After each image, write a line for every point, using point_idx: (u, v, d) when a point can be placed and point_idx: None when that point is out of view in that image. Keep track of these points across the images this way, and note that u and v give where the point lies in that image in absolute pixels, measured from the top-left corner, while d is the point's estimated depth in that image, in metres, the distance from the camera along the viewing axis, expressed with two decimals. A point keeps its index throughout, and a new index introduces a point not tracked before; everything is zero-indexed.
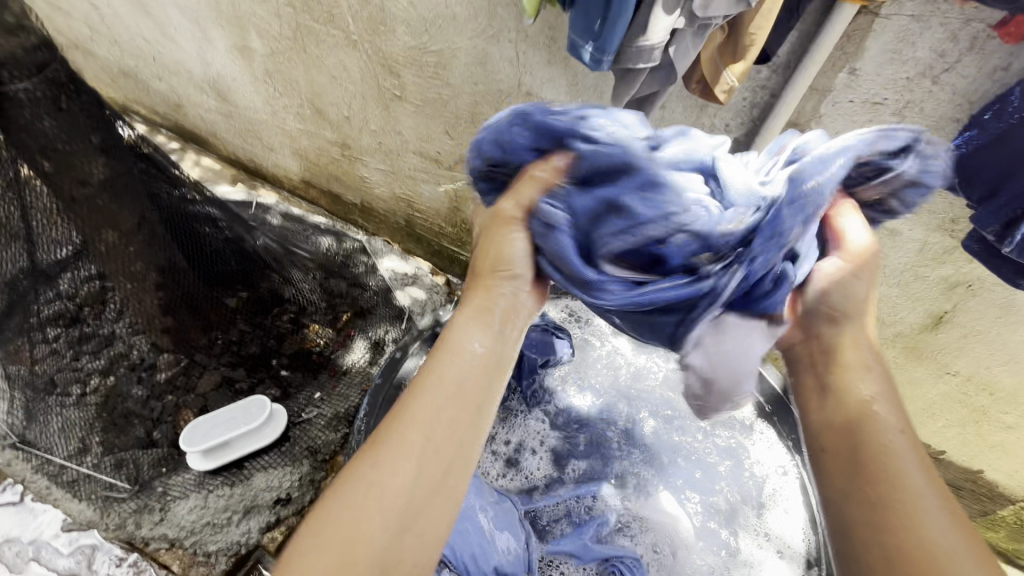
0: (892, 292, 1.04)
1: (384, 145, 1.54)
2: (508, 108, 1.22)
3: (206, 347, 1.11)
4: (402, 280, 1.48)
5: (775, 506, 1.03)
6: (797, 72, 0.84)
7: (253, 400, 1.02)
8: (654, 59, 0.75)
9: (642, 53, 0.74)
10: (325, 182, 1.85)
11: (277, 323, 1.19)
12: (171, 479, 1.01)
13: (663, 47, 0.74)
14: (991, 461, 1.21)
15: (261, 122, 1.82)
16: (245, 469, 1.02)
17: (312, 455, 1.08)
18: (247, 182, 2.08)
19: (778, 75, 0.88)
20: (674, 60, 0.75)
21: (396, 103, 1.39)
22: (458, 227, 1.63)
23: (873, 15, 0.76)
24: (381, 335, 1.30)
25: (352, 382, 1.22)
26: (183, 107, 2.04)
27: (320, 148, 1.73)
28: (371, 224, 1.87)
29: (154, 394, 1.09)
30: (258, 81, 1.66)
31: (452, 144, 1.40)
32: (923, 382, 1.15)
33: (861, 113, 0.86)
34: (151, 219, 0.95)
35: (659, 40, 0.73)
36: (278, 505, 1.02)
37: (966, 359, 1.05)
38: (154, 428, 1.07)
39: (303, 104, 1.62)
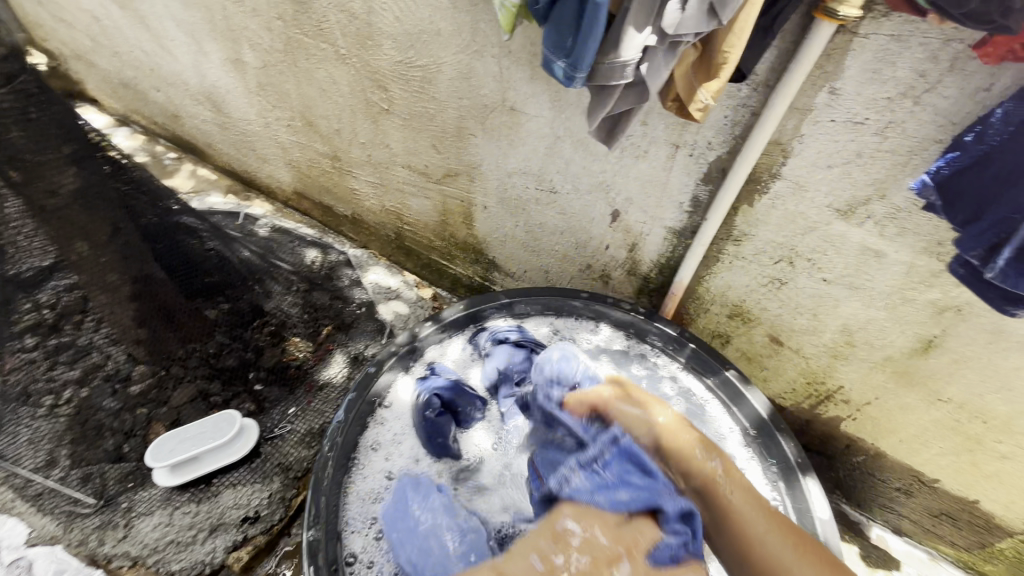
0: (880, 315, 1.01)
1: (373, 158, 1.54)
2: (492, 123, 1.22)
3: (182, 358, 1.12)
4: (385, 293, 1.44)
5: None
6: (777, 89, 0.82)
7: (222, 415, 1.02)
8: (627, 76, 0.74)
9: (616, 70, 0.73)
10: (316, 193, 1.85)
11: (256, 336, 1.19)
12: (137, 495, 0.99)
13: (635, 64, 0.73)
14: (987, 492, 1.16)
15: (255, 134, 1.83)
16: (213, 486, 1.00)
17: (284, 471, 1.05)
18: (240, 192, 2.09)
19: (758, 93, 0.86)
20: (646, 78, 0.74)
21: (384, 117, 1.40)
22: (446, 240, 1.62)
23: (851, 34, 0.75)
24: (361, 349, 1.28)
25: (329, 397, 1.18)
26: (179, 117, 2.06)
27: (312, 159, 1.73)
28: (361, 235, 1.86)
29: (127, 406, 1.07)
30: (252, 93, 1.67)
31: (438, 158, 1.40)
32: (915, 408, 1.12)
33: (843, 133, 0.84)
34: (127, 230, 0.95)
35: (631, 57, 0.72)
36: (246, 523, 0.98)
37: (958, 385, 1.02)
38: (125, 441, 1.04)
39: (294, 117, 1.62)
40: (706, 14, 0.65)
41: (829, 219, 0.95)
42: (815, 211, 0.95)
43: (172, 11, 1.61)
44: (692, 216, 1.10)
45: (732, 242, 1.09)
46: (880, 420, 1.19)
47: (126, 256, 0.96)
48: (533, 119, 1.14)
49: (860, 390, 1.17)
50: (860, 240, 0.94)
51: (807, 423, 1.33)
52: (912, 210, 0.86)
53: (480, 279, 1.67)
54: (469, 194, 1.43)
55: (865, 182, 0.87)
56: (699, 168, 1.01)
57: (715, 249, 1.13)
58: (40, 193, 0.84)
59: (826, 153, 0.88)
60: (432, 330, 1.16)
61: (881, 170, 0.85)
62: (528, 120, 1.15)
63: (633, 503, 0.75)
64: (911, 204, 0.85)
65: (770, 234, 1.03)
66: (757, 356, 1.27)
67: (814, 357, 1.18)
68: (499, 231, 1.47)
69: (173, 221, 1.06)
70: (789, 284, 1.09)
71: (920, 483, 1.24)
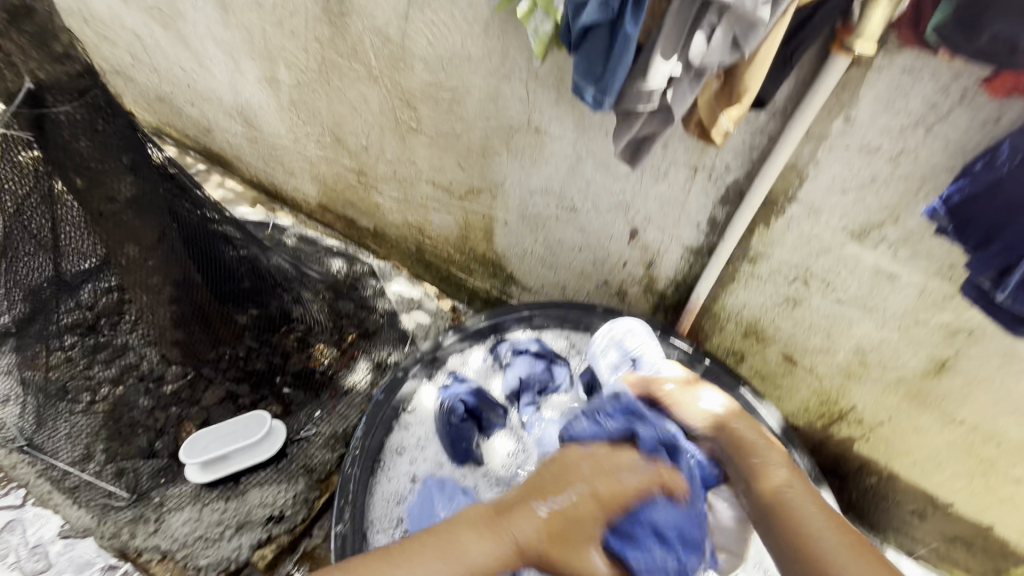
0: (893, 336, 1.04)
1: (399, 174, 1.60)
2: (517, 143, 1.27)
3: (213, 360, 1.16)
4: (407, 303, 1.50)
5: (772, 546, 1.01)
6: (795, 116, 0.86)
7: (253, 415, 1.05)
8: (653, 101, 0.79)
9: (643, 96, 0.78)
10: (340, 206, 1.91)
11: (283, 341, 1.21)
12: (169, 491, 1.02)
13: (662, 91, 0.78)
14: (1001, 517, 1.17)
15: (284, 149, 1.90)
16: (241, 484, 1.03)
17: (308, 473, 1.08)
18: (266, 204, 2.16)
19: (776, 119, 0.91)
20: (672, 103, 0.79)
21: (412, 135, 1.46)
22: (466, 254, 1.67)
23: (865, 67, 0.79)
24: (385, 357, 1.32)
25: (353, 402, 1.21)
26: (211, 131, 2.15)
27: (338, 174, 1.79)
28: (382, 247, 1.92)
29: (159, 405, 1.12)
30: (284, 110, 1.75)
31: (463, 175, 1.45)
32: (928, 429, 1.13)
33: (858, 159, 0.88)
34: (173, 248, 0.99)
35: (659, 85, 0.77)
36: (271, 522, 1.01)
37: (970, 407, 1.04)
38: (157, 438, 1.09)
39: (324, 133, 1.69)
40: (730, 46, 0.71)
41: (843, 241, 0.98)
42: (830, 233, 0.99)
43: (213, 31, 1.70)
44: (709, 235, 1.14)
45: (748, 262, 1.13)
46: (893, 441, 1.20)
47: (169, 267, 1.00)
48: (557, 140, 1.19)
49: (873, 410, 1.19)
50: (874, 262, 0.97)
51: (820, 443, 1.34)
52: (925, 233, 0.89)
53: (498, 293, 1.71)
54: (491, 210, 1.48)
55: (879, 206, 0.91)
56: (717, 190, 1.05)
57: (731, 268, 1.16)
58: (110, 210, 0.90)
59: (840, 178, 0.92)
60: (455, 342, 1.19)
61: (894, 195, 0.88)
62: (552, 141, 1.20)
63: (672, 513, 0.76)
64: (923, 228, 0.89)
65: (785, 254, 1.07)
66: (771, 375, 1.30)
67: (828, 376, 1.20)
68: (518, 246, 1.51)
69: (208, 228, 1.04)
70: (803, 303, 1.12)
71: (934, 506, 1.25)
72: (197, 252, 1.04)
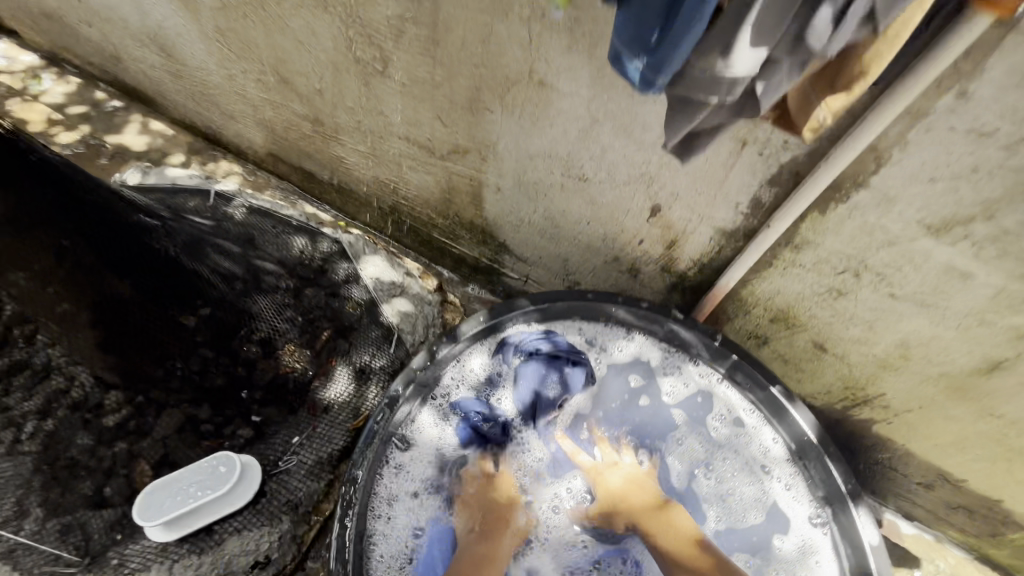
0: (948, 335, 0.93)
1: (364, 125, 1.31)
2: (515, 98, 1.01)
3: (163, 379, 1.04)
4: (390, 287, 1.18)
5: (806, 556, 1.00)
6: (880, 104, 0.69)
7: (215, 459, 0.93)
8: (731, 95, 0.56)
9: (748, 107, 0.58)
10: (295, 156, 1.63)
11: (244, 349, 1.10)
12: (127, 550, 0.88)
13: (748, 80, 0.55)
14: (1014, 494, 1.15)
15: (218, 88, 1.55)
16: (215, 533, 0.91)
17: (291, 509, 0.95)
18: (205, 151, 1.82)
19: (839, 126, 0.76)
20: (760, 99, 0.56)
21: (377, 78, 1.16)
22: (450, 217, 1.44)
23: (985, 57, 0.61)
24: (367, 361, 1.10)
25: (336, 419, 1.05)
26: (122, 60, 1.72)
27: (289, 120, 1.49)
28: (349, 205, 1.66)
29: (102, 441, 1.00)
30: (209, 38, 1.38)
31: (445, 133, 1.18)
32: (960, 420, 1.06)
33: (964, 144, 0.69)
34: (78, 249, 1.02)
35: (745, 71, 0.54)
36: (255, 569, 0.90)
37: (1015, 404, 0.97)
38: (106, 482, 0.96)
39: (265, 70, 1.36)
40: None
41: (915, 234, 0.82)
42: (900, 226, 0.82)
43: None
44: (749, 218, 0.95)
45: (790, 249, 0.96)
46: (918, 426, 1.14)
47: (75, 282, 1.02)
48: (567, 97, 0.94)
49: (904, 399, 1.10)
50: (947, 260, 0.83)
51: (834, 422, 1.28)
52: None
53: (487, 259, 1.51)
54: (479, 173, 1.23)
55: (972, 200, 0.74)
56: (767, 170, 0.86)
57: (767, 255, 0.99)
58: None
59: (932, 164, 0.73)
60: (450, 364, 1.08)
61: (997, 189, 0.71)
62: (561, 98, 0.95)
63: None
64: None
65: (838, 246, 0.91)
66: (796, 360, 1.18)
67: (859, 366, 1.10)
68: (513, 215, 1.29)
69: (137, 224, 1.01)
70: (848, 295, 0.98)
71: (945, 480, 1.23)
72: (106, 231, 1.01)
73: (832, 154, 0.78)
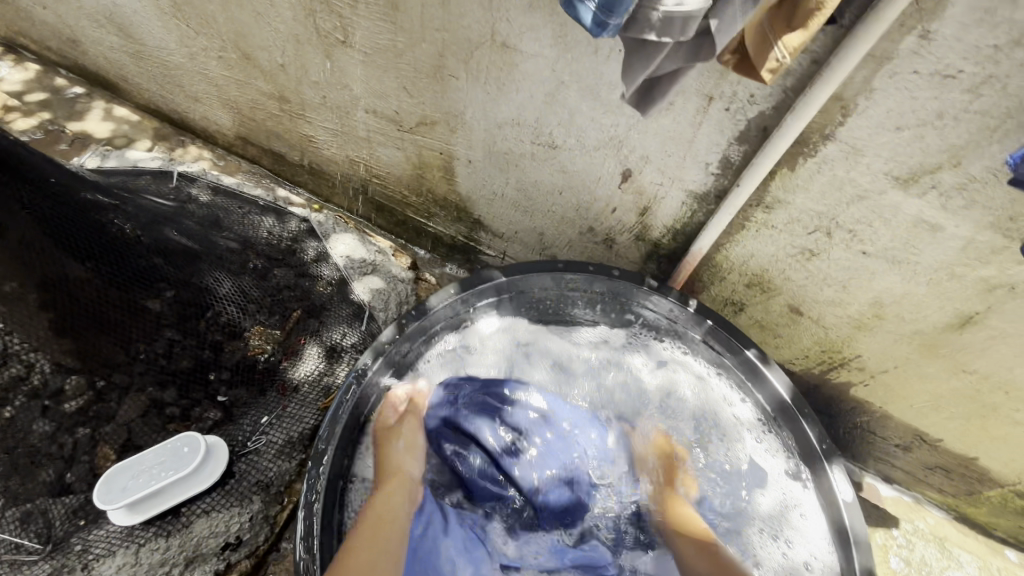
0: (919, 290, 0.93)
1: (330, 100, 1.28)
2: (480, 63, 0.98)
3: (123, 365, 0.94)
4: (358, 266, 1.24)
5: (785, 511, 1.02)
6: (841, 50, 0.68)
7: (178, 440, 0.90)
8: (685, 35, 0.55)
9: (704, 48, 0.57)
10: (263, 138, 1.58)
11: (210, 331, 1.01)
12: (92, 535, 0.88)
13: (702, 16, 0.54)
14: (988, 451, 1.16)
15: (179, 68, 1.50)
16: (182, 516, 0.91)
17: (262, 489, 0.98)
18: (172, 137, 1.76)
19: (804, 75, 0.74)
20: (716, 37, 0.55)
21: (339, 50, 1.12)
22: (423, 195, 1.41)
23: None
24: (338, 339, 1.13)
25: (306, 398, 1.07)
26: (80, 43, 1.66)
27: (255, 99, 1.44)
28: (321, 186, 1.62)
29: (64, 428, 0.91)
30: (165, 14, 1.33)
31: (412, 103, 1.15)
32: (933, 377, 1.06)
33: (927, 88, 0.68)
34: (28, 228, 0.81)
35: (697, 6, 0.53)
36: (227, 549, 0.94)
37: (987, 358, 0.97)
38: (68, 468, 0.90)
39: (226, 46, 1.32)
40: None
41: (884, 186, 0.81)
42: (869, 178, 0.81)
43: None
44: (719, 179, 0.94)
45: (762, 209, 0.94)
46: (893, 387, 1.14)
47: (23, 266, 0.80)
48: (531, 59, 0.92)
49: (879, 359, 1.10)
50: (916, 212, 0.82)
51: (813, 388, 1.27)
52: (990, 180, 0.73)
53: (462, 239, 1.49)
54: (450, 145, 1.20)
55: (939, 147, 0.73)
56: (734, 125, 0.84)
57: (740, 216, 0.98)
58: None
59: (898, 112, 0.72)
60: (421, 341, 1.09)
61: (962, 135, 0.70)
62: (525, 60, 0.93)
63: None
64: (990, 174, 0.72)
65: (809, 202, 0.89)
66: (772, 325, 1.18)
67: (834, 328, 1.10)
68: (486, 189, 1.27)
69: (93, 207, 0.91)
70: (821, 255, 0.97)
71: (921, 441, 1.23)
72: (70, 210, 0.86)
73: (795, 106, 0.76)
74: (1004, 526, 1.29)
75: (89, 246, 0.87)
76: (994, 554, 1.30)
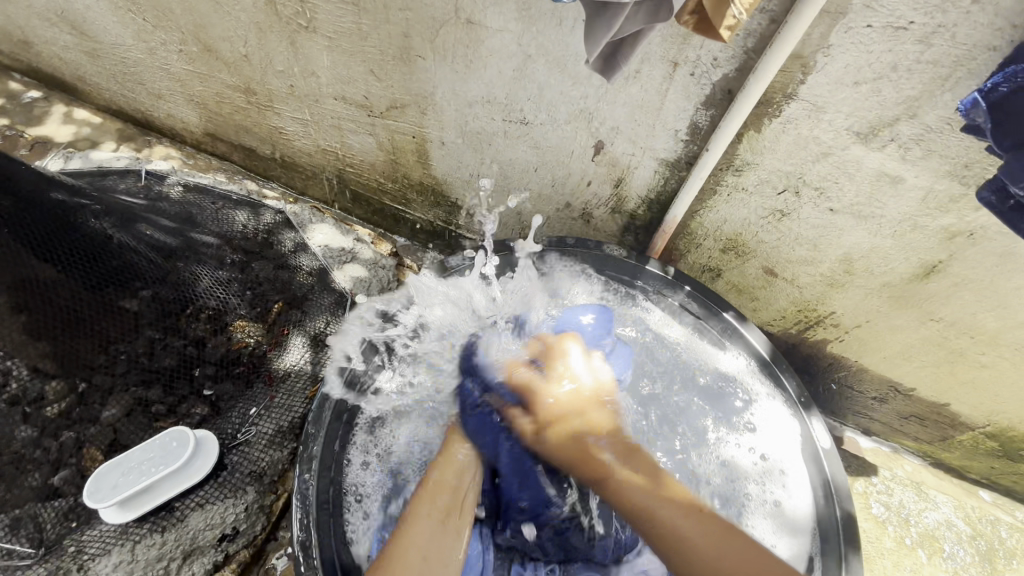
0: (886, 243, 0.96)
1: (298, 88, 1.26)
2: (446, 41, 0.98)
3: (105, 366, 0.92)
4: (337, 255, 1.25)
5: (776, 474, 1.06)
6: (795, 8, 0.69)
7: (167, 433, 0.90)
8: None
9: (664, 8, 0.59)
10: (232, 133, 1.55)
11: (193, 327, 1.01)
12: (86, 535, 0.87)
13: None
14: (958, 396, 1.20)
15: (139, 65, 1.46)
16: (177, 510, 0.92)
17: (256, 479, 0.99)
18: (137, 137, 1.72)
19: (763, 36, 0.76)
20: None
21: (303, 36, 1.11)
22: (399, 181, 1.40)
23: None
24: (322, 328, 1.13)
25: (293, 387, 1.07)
26: (32, 45, 1.60)
27: (220, 93, 1.42)
28: (295, 180, 1.60)
29: (47, 432, 0.89)
30: (120, 8, 1.30)
31: (380, 88, 1.14)
32: (903, 328, 1.10)
33: (881, 41, 0.70)
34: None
35: None
36: (224, 541, 0.94)
37: (952, 306, 1.00)
38: (55, 472, 0.89)
39: (186, 39, 1.29)
40: None
41: (846, 142, 0.83)
42: (832, 135, 0.83)
43: None
44: (689, 145, 0.95)
45: (732, 172, 0.96)
46: (867, 340, 1.18)
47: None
48: (496, 35, 0.92)
49: (852, 314, 1.14)
50: (878, 165, 0.84)
51: (791, 348, 1.31)
52: (944, 130, 0.76)
53: (441, 224, 1.49)
54: (422, 128, 1.20)
55: (895, 98, 0.75)
56: (700, 90, 0.86)
57: (712, 181, 1.00)
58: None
59: (855, 67, 0.74)
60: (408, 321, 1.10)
61: (915, 86, 0.73)
62: (490, 36, 0.93)
63: None
64: (945, 123, 0.75)
65: (777, 162, 0.91)
66: (749, 288, 1.21)
67: (807, 287, 1.13)
68: (461, 170, 1.27)
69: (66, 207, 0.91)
70: (791, 215, 0.99)
71: (896, 392, 1.28)
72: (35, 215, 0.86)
73: (755, 68, 0.78)
74: (977, 468, 1.35)
75: (59, 249, 0.86)
76: (969, 496, 1.35)
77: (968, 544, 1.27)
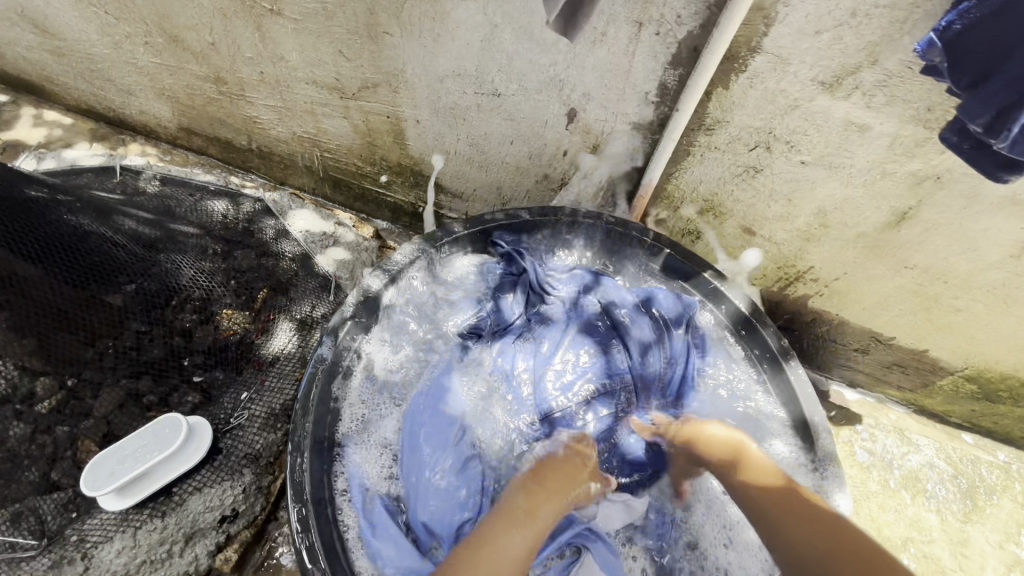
0: (858, 193, 0.97)
1: (268, 75, 1.25)
2: (412, 16, 0.97)
3: (93, 360, 0.91)
4: (319, 240, 1.27)
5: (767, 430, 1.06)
6: None
7: (161, 421, 0.91)
8: None
9: None
10: (206, 125, 1.54)
11: (178, 317, 1.00)
12: (86, 524, 0.89)
13: None
14: (937, 341, 1.23)
15: (106, 61, 1.44)
16: (175, 495, 0.94)
17: (251, 462, 1.02)
18: (111, 136, 1.70)
19: None
20: None
21: (269, 19, 1.09)
22: (377, 164, 1.40)
23: None
24: (309, 312, 1.16)
25: (284, 371, 1.10)
26: None
27: (191, 85, 1.40)
28: (274, 169, 1.59)
29: (40, 427, 0.89)
30: (81, 3, 1.27)
31: (351, 68, 1.13)
32: (880, 277, 1.13)
33: None
34: None
35: None
36: (225, 522, 0.98)
37: (924, 252, 1.03)
38: (52, 467, 0.90)
39: (151, 30, 1.27)
40: None
41: (813, 93, 0.85)
42: (798, 86, 0.84)
43: None
44: (660, 107, 0.96)
45: (704, 132, 0.97)
46: (845, 292, 1.21)
47: None
48: (462, 6, 0.91)
49: (830, 267, 1.16)
50: (845, 114, 0.85)
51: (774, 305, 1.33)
52: (905, 74, 0.77)
53: (422, 205, 1.49)
54: (395, 107, 1.20)
55: (857, 45, 0.76)
56: (667, 49, 0.86)
57: (685, 142, 1.01)
58: None
59: (815, 15, 0.75)
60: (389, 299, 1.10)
61: (874, 32, 0.74)
62: (456, 7, 0.92)
63: None
64: (906, 66, 0.76)
65: (746, 118, 0.92)
66: (729, 248, 1.22)
67: (785, 243, 1.15)
68: (438, 148, 1.27)
69: (42, 207, 0.92)
70: (765, 170, 1.00)
71: (877, 342, 1.31)
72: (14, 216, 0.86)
73: (718, 22, 0.79)
74: (958, 412, 1.39)
75: (38, 246, 0.86)
76: (951, 438, 1.40)
77: (950, 482, 1.31)
